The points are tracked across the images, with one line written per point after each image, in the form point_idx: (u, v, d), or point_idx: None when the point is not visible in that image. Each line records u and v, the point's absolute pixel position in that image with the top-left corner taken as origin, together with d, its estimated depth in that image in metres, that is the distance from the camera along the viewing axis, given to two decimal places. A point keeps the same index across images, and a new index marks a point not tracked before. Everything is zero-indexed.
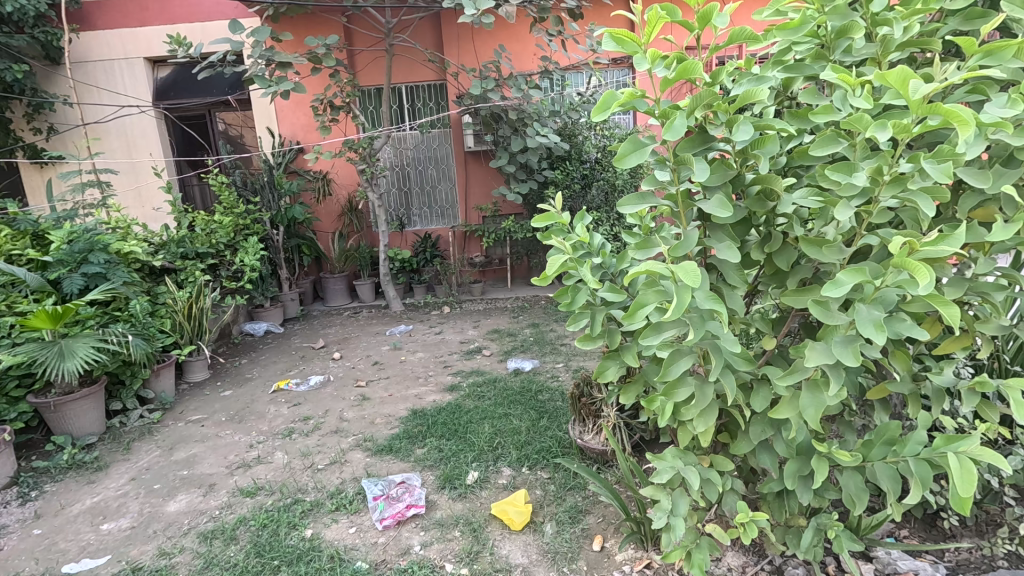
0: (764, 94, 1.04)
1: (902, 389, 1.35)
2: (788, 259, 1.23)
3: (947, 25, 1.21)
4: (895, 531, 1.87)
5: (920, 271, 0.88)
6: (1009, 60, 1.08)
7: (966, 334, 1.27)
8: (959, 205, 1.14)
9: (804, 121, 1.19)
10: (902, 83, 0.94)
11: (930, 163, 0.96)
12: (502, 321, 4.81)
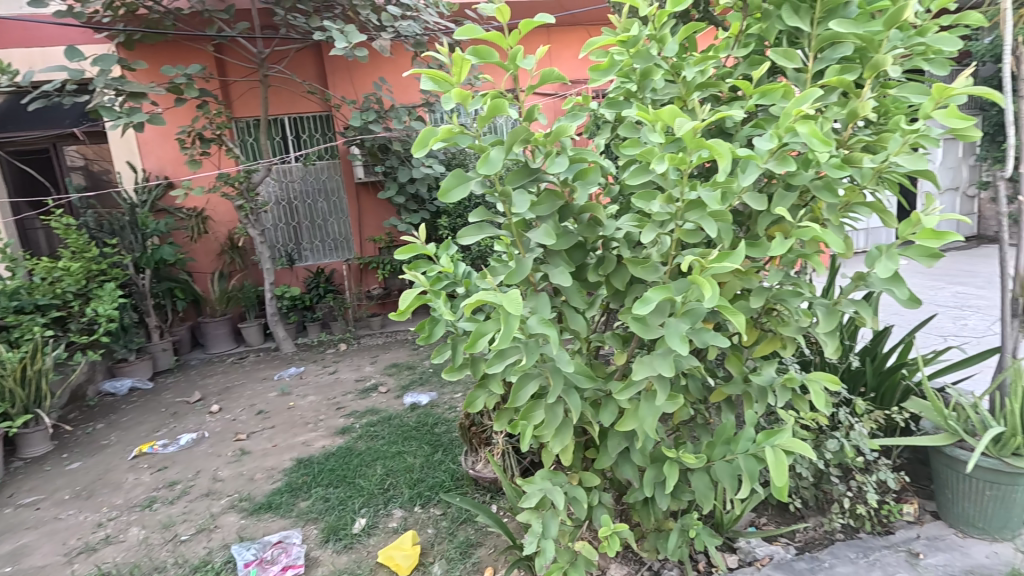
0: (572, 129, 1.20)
1: (735, 390, 1.52)
2: (623, 278, 1.35)
3: (736, 69, 1.43)
4: (755, 520, 2.05)
5: (705, 286, 1.08)
6: (779, 100, 1.28)
7: (776, 336, 1.49)
8: (757, 225, 1.33)
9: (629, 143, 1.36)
10: (674, 119, 1.16)
11: (707, 191, 1.15)
12: (401, 354, 4.67)
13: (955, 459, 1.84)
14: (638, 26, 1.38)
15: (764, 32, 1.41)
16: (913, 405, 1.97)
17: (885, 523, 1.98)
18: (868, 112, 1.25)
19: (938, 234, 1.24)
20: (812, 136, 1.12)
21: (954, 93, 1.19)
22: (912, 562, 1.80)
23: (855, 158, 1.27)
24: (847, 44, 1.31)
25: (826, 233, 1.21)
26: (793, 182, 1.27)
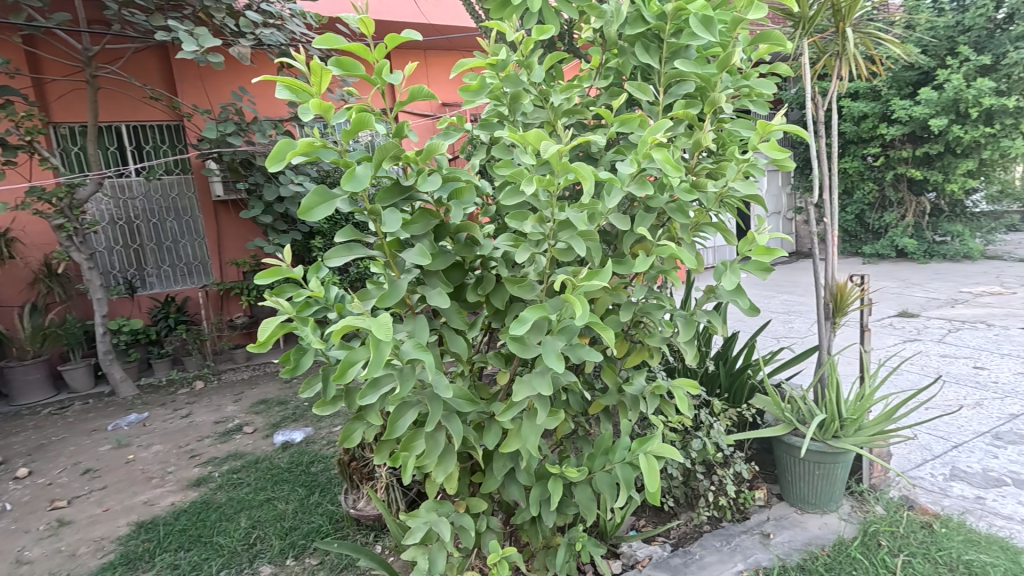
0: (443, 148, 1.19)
1: (610, 400, 1.59)
2: (501, 297, 1.35)
3: (598, 99, 1.54)
4: (635, 523, 2.17)
5: (576, 304, 1.12)
6: (636, 129, 1.40)
7: (643, 347, 1.60)
8: (623, 244, 1.43)
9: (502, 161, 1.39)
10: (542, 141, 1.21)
11: (575, 213, 1.21)
12: (271, 389, 4.23)
13: (792, 446, 2.12)
14: (507, 51, 1.42)
15: (621, 66, 1.53)
16: (758, 401, 2.24)
17: (742, 510, 2.20)
18: (709, 143, 1.41)
19: (767, 250, 1.43)
20: (665, 162, 1.24)
21: (772, 129, 1.40)
22: (765, 542, 2.02)
23: (701, 183, 1.42)
24: (689, 82, 1.47)
25: (680, 250, 1.33)
26: (652, 204, 1.38)
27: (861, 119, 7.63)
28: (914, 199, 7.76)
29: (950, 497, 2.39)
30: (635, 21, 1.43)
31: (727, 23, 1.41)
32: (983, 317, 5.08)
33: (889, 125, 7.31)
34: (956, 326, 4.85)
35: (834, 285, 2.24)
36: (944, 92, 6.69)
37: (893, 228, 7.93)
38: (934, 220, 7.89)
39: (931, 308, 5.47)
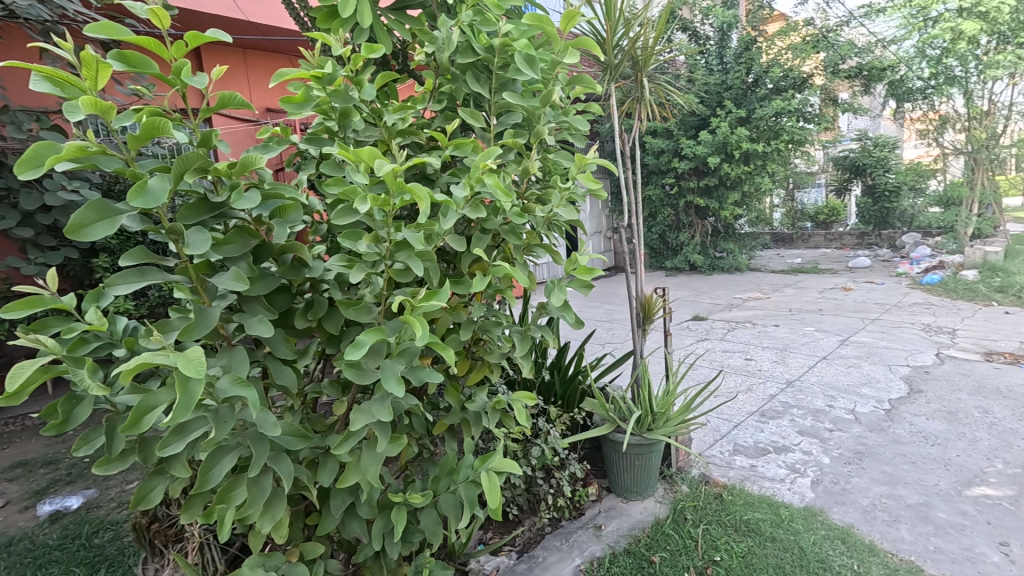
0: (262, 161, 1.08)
1: (453, 419, 1.60)
2: (336, 322, 1.27)
3: (432, 121, 1.56)
4: (482, 537, 2.20)
5: (416, 325, 1.10)
6: (469, 154, 1.46)
7: (484, 364, 1.64)
8: (461, 264, 1.45)
9: (335, 172, 1.32)
10: (376, 160, 1.19)
11: (412, 234, 1.20)
12: (34, 446, 3.35)
13: (616, 442, 2.37)
14: (334, 65, 1.37)
15: (454, 91, 1.58)
16: (587, 405, 2.46)
17: (578, 507, 2.39)
18: (536, 170, 1.53)
19: (589, 269, 1.58)
20: (497, 188, 1.30)
21: (588, 162, 1.57)
22: (597, 534, 2.23)
23: (530, 208, 1.52)
24: (516, 113, 1.58)
25: (514, 270, 1.40)
26: (487, 226, 1.44)
27: (660, 153, 9.04)
28: (700, 222, 9.42)
29: (734, 468, 2.91)
30: (465, 51, 1.51)
31: (548, 62, 1.55)
32: (750, 318, 6.34)
33: (680, 160, 8.79)
34: (732, 325, 5.97)
35: (643, 297, 2.57)
36: (717, 136, 8.28)
37: (686, 246, 9.50)
38: (715, 240, 9.64)
39: (715, 312, 6.66)
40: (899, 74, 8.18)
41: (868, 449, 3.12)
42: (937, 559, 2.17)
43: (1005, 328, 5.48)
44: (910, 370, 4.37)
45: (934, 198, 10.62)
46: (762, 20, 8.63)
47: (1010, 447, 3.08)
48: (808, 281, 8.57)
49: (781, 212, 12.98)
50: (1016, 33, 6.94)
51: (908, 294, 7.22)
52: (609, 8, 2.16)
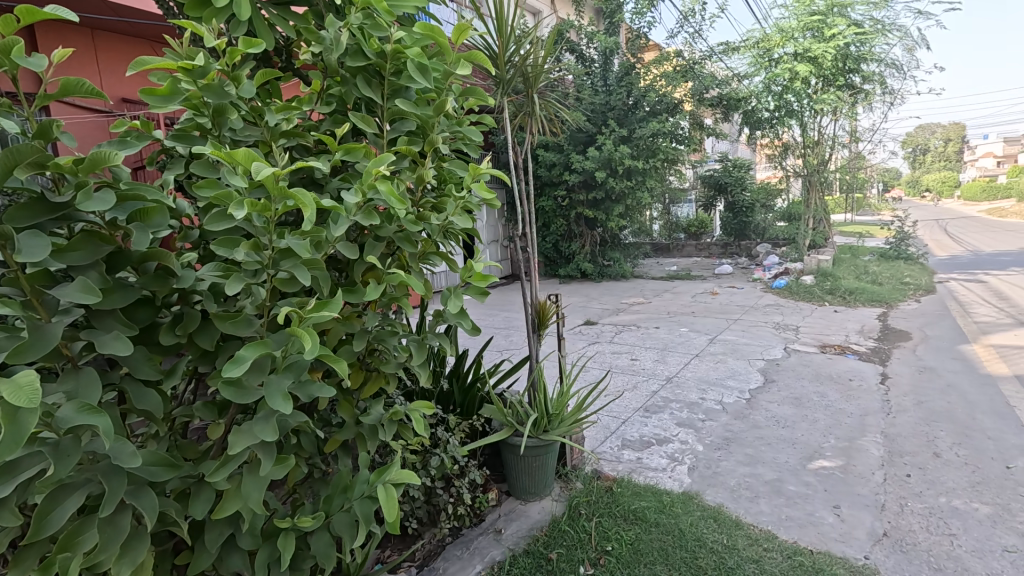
0: (118, 158, 0.96)
1: (347, 434, 1.54)
2: (211, 337, 1.16)
3: (320, 125, 1.50)
4: (380, 556, 2.12)
5: (304, 337, 1.04)
6: (361, 160, 1.44)
7: (379, 375, 1.60)
8: (353, 272, 1.41)
9: (210, 172, 1.22)
10: (254, 163, 1.11)
11: (298, 240, 1.14)
12: None
13: (514, 445, 2.43)
14: (206, 57, 1.26)
15: (343, 95, 1.53)
16: (485, 411, 2.49)
17: (478, 514, 2.41)
18: (431, 178, 1.53)
19: (484, 276, 1.61)
20: (390, 195, 1.29)
21: (482, 172, 1.61)
22: (497, 538, 2.28)
23: (426, 216, 1.52)
24: (410, 120, 1.58)
25: (409, 278, 1.40)
26: (380, 234, 1.42)
27: (552, 166, 9.48)
28: (589, 232, 10.00)
29: (622, 461, 3.11)
30: (355, 54, 1.47)
31: (440, 73, 1.56)
32: (634, 321, 6.86)
33: (570, 173, 9.29)
34: (619, 329, 6.41)
35: (537, 304, 2.67)
36: (602, 152, 8.87)
37: (577, 255, 10.04)
38: (603, 250, 10.28)
39: (604, 316, 7.11)
40: (750, 105, 9.40)
41: (734, 434, 3.51)
42: (788, 526, 2.51)
43: (834, 324, 6.50)
44: (765, 363, 5.01)
45: (779, 214, 12.32)
46: (640, 48, 9.45)
47: (839, 424, 3.66)
48: (683, 286, 9.48)
49: (659, 224, 14.24)
50: (835, 77, 8.34)
51: (762, 297, 8.29)
52: (501, 24, 2.23)
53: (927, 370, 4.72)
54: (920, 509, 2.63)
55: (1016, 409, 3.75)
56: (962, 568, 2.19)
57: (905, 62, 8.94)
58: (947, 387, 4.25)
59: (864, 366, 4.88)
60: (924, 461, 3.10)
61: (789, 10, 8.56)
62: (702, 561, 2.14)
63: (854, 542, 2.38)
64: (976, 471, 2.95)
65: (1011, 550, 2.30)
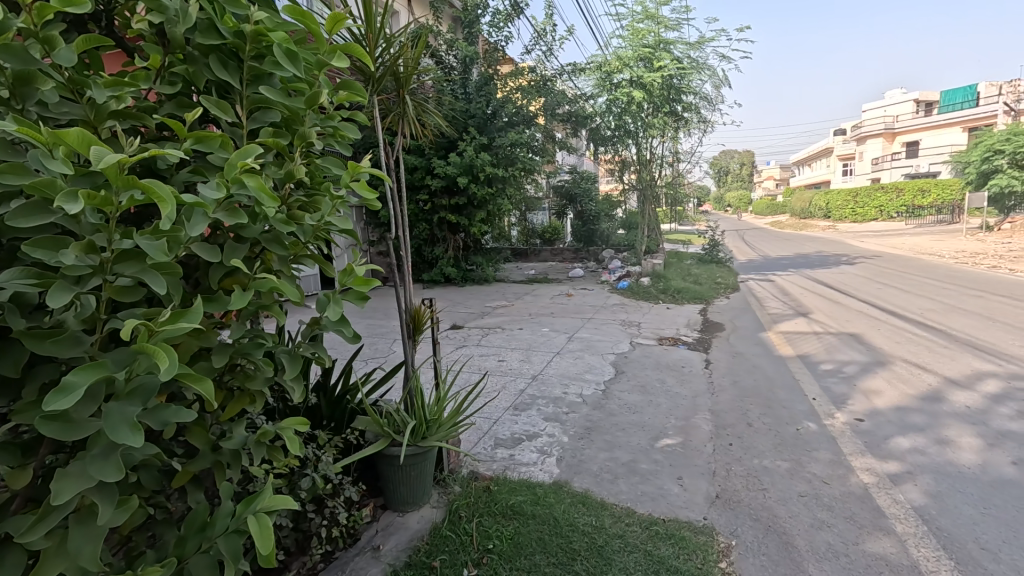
0: None
1: (202, 464, 1.35)
2: (16, 361, 0.93)
3: (161, 108, 1.30)
4: None
5: (160, 355, 0.90)
6: (219, 151, 1.28)
7: (243, 393, 1.44)
8: (209, 277, 1.24)
9: (12, 154, 0.98)
10: (86, 147, 0.94)
11: (148, 240, 0.98)
12: None
13: (392, 456, 2.35)
14: (4, 11, 1.02)
15: (191, 75, 1.34)
16: (359, 423, 2.36)
17: (352, 534, 2.27)
18: (302, 175, 1.42)
19: (366, 280, 1.53)
20: (259, 190, 1.18)
21: (361, 171, 1.53)
22: (376, 555, 2.18)
23: (297, 216, 1.40)
24: (274, 111, 1.45)
25: (281, 284, 1.29)
26: (244, 234, 1.28)
27: (413, 169, 9.37)
28: (452, 237, 10.09)
29: (496, 460, 3.19)
30: (206, 31, 1.30)
31: (311, 62, 1.46)
32: (499, 323, 7.07)
33: (432, 178, 9.28)
34: (486, 331, 6.56)
35: (412, 309, 2.61)
36: (464, 158, 9.00)
37: (441, 259, 10.06)
38: (466, 254, 10.45)
39: (470, 320, 7.22)
40: (595, 123, 10.36)
41: (594, 424, 3.82)
42: (643, 500, 2.80)
43: (668, 319, 7.46)
44: (615, 357, 5.54)
45: (620, 223, 13.75)
46: (497, 61, 9.87)
47: (677, 406, 4.20)
48: (541, 289, 10.04)
49: (517, 230, 14.92)
50: (663, 104, 9.53)
51: (609, 297, 9.14)
52: (371, 17, 2.14)
53: (738, 355, 5.65)
54: (741, 470, 3.14)
55: (800, 382, 4.68)
56: (772, 515, 2.67)
57: (714, 97, 10.61)
58: (753, 368, 5.15)
59: (693, 354, 5.66)
60: (741, 431, 3.70)
61: (625, 41, 9.53)
62: (576, 544, 2.29)
63: (693, 506, 2.75)
64: (777, 435, 3.61)
65: (803, 494, 2.85)
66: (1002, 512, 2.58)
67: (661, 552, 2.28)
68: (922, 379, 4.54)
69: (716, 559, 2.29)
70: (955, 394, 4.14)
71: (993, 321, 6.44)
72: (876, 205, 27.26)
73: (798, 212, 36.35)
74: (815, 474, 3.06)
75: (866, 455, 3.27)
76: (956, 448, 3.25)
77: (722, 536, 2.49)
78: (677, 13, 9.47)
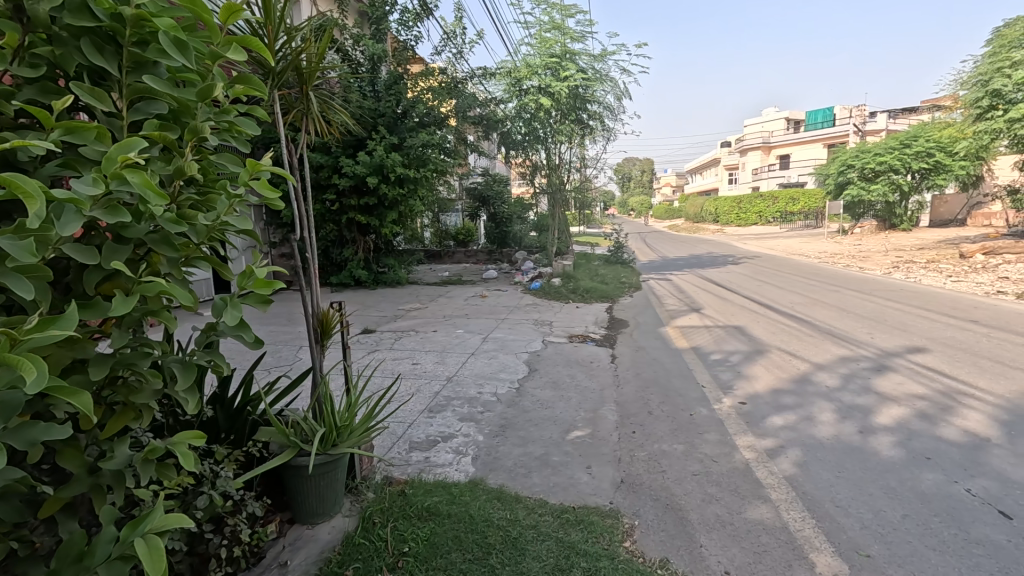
0: None
1: (77, 488, 1.23)
2: None
3: (21, 93, 1.17)
4: None
5: (25, 367, 0.83)
6: (94, 142, 1.17)
7: (127, 408, 1.32)
8: (84, 281, 1.14)
9: None
10: None
11: (15, 240, 0.90)
12: None
13: (299, 466, 2.28)
14: None
15: (60, 59, 1.22)
16: (262, 434, 2.23)
17: (256, 553, 2.16)
18: (194, 172, 1.34)
19: (268, 282, 1.45)
20: (144, 187, 1.10)
21: (262, 168, 1.46)
22: (282, 571, 2.09)
23: (188, 215, 1.32)
24: (160, 102, 1.35)
25: (171, 287, 1.21)
26: (126, 234, 1.19)
27: (319, 168, 8.99)
28: (362, 238, 9.82)
29: (411, 463, 3.17)
30: (78, 11, 1.19)
31: (202, 52, 1.37)
32: (412, 326, 6.98)
33: (339, 177, 8.95)
34: (398, 334, 6.45)
35: (320, 313, 2.52)
36: (373, 158, 8.78)
37: (350, 262, 9.73)
38: (376, 256, 10.21)
39: (382, 323, 7.04)
40: (506, 127, 10.51)
41: (508, 421, 3.92)
42: (554, 491, 2.93)
43: (577, 318, 7.81)
44: (528, 355, 5.71)
45: (532, 225, 14.12)
46: (407, 59, 9.76)
47: (586, 399, 4.43)
48: (455, 291, 10.04)
49: (430, 232, 14.82)
50: (569, 112, 9.94)
51: (522, 298, 9.37)
52: (269, 10, 2.04)
53: (640, 349, 6.06)
54: (642, 455, 3.40)
55: (693, 371, 5.13)
56: (670, 493, 2.91)
57: (616, 107, 11.24)
58: (653, 360, 5.55)
59: (600, 350, 5.99)
60: (643, 420, 3.99)
61: (533, 49, 9.81)
62: (491, 538, 2.34)
63: (601, 492, 2.93)
64: (673, 421, 3.94)
65: (697, 473, 3.15)
66: (851, 474, 3.04)
67: (572, 537, 2.41)
68: (792, 364, 5.17)
69: (621, 539, 2.47)
70: (817, 376, 4.77)
71: (847, 312, 7.46)
72: (756, 211, 30.45)
73: (691, 217, 39.64)
74: (706, 454, 3.39)
75: (747, 433, 3.67)
76: (818, 423, 3.75)
77: (627, 517, 2.67)
78: (581, 25, 9.91)
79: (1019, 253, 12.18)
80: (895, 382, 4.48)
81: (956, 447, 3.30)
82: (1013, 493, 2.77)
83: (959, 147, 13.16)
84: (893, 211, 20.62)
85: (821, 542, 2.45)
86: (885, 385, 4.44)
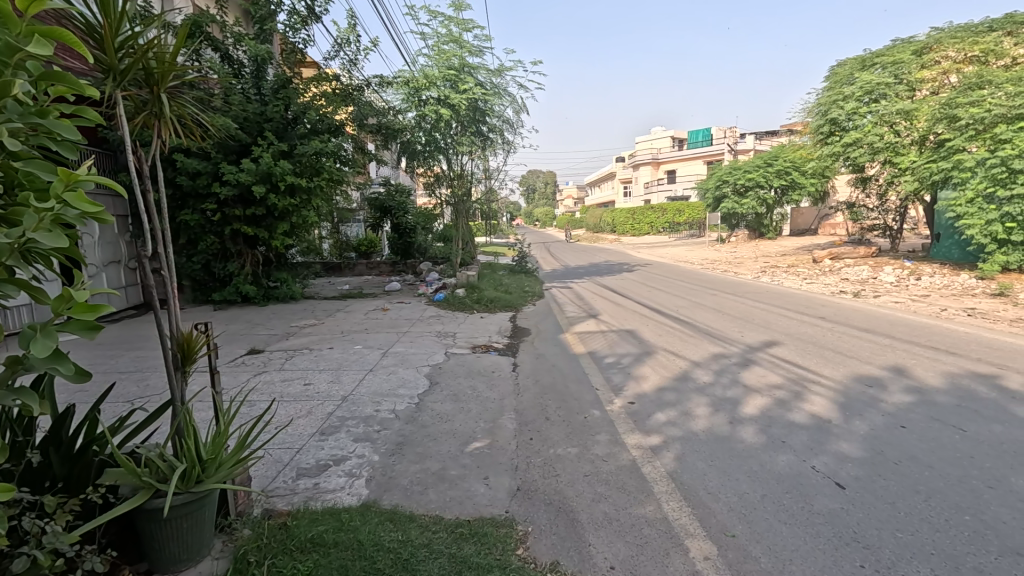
0: None
1: None
2: None
3: None
4: None
5: None
6: None
7: None
8: None
9: None
10: None
11: None
12: None
13: (154, 510, 2.03)
14: None
15: None
16: (107, 478, 1.95)
17: None
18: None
19: (92, 307, 1.32)
20: None
21: (81, 179, 1.31)
22: None
23: None
24: None
25: None
26: None
27: (195, 175, 8.23)
28: (248, 252, 9.11)
29: (297, 492, 2.97)
30: None
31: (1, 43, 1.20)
32: (305, 344, 6.56)
33: (220, 184, 8.26)
34: (290, 354, 6.04)
35: (180, 335, 2.26)
36: (259, 165, 8.19)
37: (235, 277, 8.99)
38: (266, 270, 9.51)
39: (271, 342, 6.54)
40: (405, 137, 10.27)
41: (406, 438, 3.81)
42: (450, 506, 2.90)
43: (481, 328, 7.85)
44: (429, 368, 5.62)
45: (436, 236, 13.98)
46: (296, 63, 9.28)
47: (485, 409, 4.44)
48: (356, 305, 9.65)
49: (329, 243, 14.11)
50: (469, 124, 10.01)
51: (426, 310, 9.22)
52: (109, 3, 1.82)
53: (540, 356, 6.23)
54: (538, 461, 3.47)
55: (588, 376, 5.36)
56: (562, 496, 3.01)
57: (514, 121, 11.52)
58: (552, 367, 5.73)
59: (502, 359, 6.05)
60: (540, 426, 4.08)
61: (431, 60, 9.78)
62: (380, 563, 2.25)
63: (496, 502, 2.95)
64: (569, 425, 4.07)
65: (589, 474, 3.28)
66: (721, 462, 3.34)
67: (464, 551, 2.39)
68: (676, 363, 5.59)
69: (514, 548, 2.49)
70: (697, 373, 5.19)
71: (723, 313, 8.24)
72: (649, 222, 32.72)
73: (592, 227, 41.73)
74: (597, 455, 3.55)
75: (635, 432, 3.90)
76: (696, 417, 4.09)
77: (521, 525, 2.71)
78: (478, 40, 10.07)
79: (857, 258, 14.28)
80: (759, 374, 5.02)
81: (806, 429, 3.76)
82: (847, 466, 3.21)
83: (809, 166, 15.17)
84: (762, 222, 23.24)
85: (695, 528, 2.66)
86: (751, 378, 4.94)
